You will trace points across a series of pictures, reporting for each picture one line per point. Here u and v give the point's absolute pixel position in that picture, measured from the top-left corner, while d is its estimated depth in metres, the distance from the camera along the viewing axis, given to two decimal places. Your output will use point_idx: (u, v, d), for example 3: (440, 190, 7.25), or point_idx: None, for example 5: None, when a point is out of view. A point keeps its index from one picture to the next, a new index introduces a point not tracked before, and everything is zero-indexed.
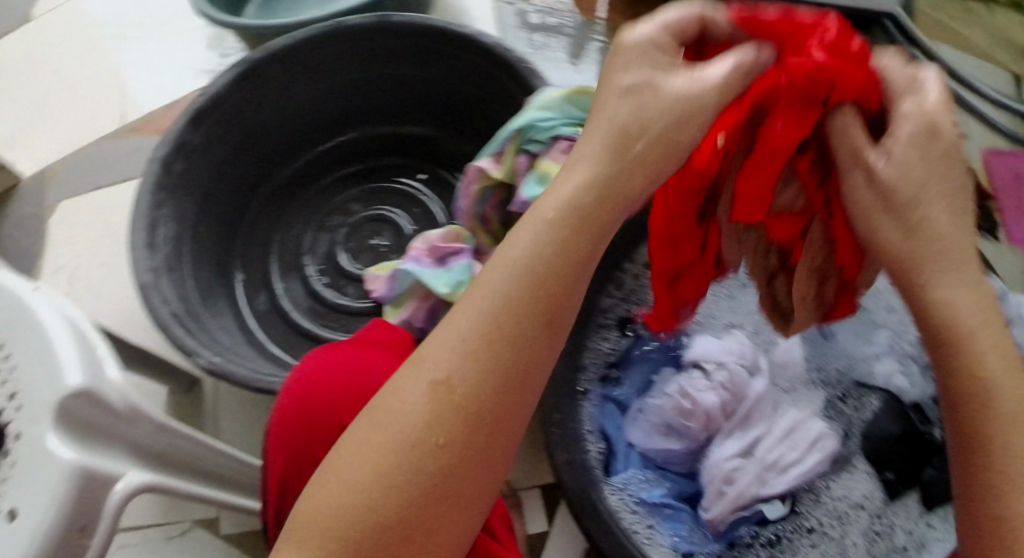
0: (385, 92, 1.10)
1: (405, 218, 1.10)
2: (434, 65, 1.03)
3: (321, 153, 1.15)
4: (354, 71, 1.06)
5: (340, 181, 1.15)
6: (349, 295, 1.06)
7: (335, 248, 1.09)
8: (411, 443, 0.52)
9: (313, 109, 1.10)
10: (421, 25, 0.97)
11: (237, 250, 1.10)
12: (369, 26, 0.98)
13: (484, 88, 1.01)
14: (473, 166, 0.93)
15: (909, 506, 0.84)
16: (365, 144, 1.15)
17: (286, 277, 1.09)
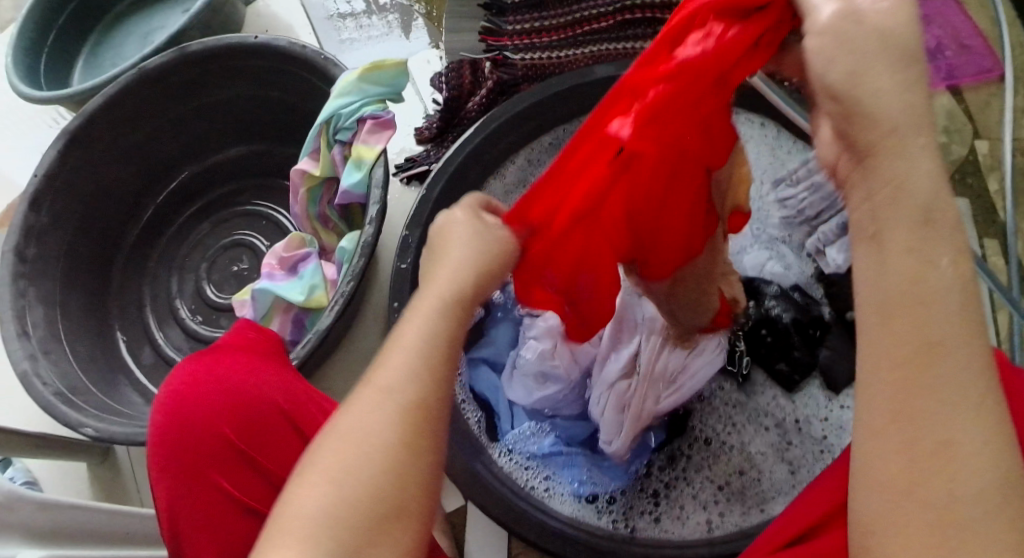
0: (216, 120, 1.07)
1: (261, 240, 1.10)
2: (251, 85, 1.01)
3: (172, 197, 1.12)
4: (180, 109, 1.03)
5: (195, 215, 1.13)
6: (224, 325, 1.04)
7: (201, 285, 1.07)
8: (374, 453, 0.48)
9: (151, 156, 1.06)
10: (248, 48, 0.94)
11: (112, 309, 1.05)
12: (197, 52, 0.94)
13: (303, 93, 0.99)
14: (293, 170, 0.91)
15: (814, 393, 0.81)
16: (209, 173, 1.13)
17: (162, 328, 1.06)
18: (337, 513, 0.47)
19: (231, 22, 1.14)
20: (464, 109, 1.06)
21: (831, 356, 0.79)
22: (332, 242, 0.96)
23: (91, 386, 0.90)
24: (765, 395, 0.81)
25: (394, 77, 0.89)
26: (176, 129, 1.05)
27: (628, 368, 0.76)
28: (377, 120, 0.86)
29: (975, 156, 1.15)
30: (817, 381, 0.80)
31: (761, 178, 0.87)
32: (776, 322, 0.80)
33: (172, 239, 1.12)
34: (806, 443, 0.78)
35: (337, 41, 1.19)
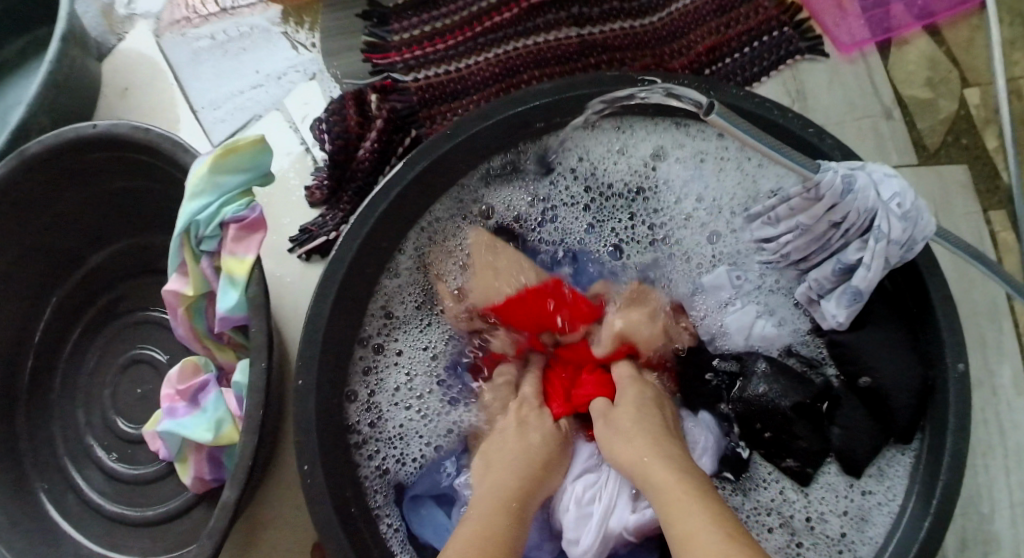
0: (90, 213, 0.88)
1: (161, 349, 0.88)
2: (108, 179, 0.84)
3: (58, 311, 0.90)
4: (33, 220, 0.84)
5: (90, 325, 0.91)
6: (144, 461, 0.86)
7: (109, 417, 0.87)
8: None
9: (23, 270, 0.87)
10: (97, 142, 0.77)
11: (21, 458, 0.86)
12: (36, 155, 0.77)
13: (169, 182, 0.82)
14: (162, 292, 0.73)
15: (831, 481, 0.71)
16: (96, 270, 0.91)
17: (79, 472, 0.87)
18: None
19: (83, 87, 0.87)
20: (356, 160, 0.83)
21: (843, 435, 0.69)
22: (230, 358, 0.78)
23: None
24: (771, 491, 0.72)
25: (255, 157, 0.71)
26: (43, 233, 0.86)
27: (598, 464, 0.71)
28: (241, 222, 0.70)
29: (966, 110, 0.96)
30: (835, 465, 0.71)
31: (731, 208, 0.75)
32: (773, 410, 0.69)
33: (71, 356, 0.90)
34: (823, 544, 0.70)
35: (187, 60, 0.91)
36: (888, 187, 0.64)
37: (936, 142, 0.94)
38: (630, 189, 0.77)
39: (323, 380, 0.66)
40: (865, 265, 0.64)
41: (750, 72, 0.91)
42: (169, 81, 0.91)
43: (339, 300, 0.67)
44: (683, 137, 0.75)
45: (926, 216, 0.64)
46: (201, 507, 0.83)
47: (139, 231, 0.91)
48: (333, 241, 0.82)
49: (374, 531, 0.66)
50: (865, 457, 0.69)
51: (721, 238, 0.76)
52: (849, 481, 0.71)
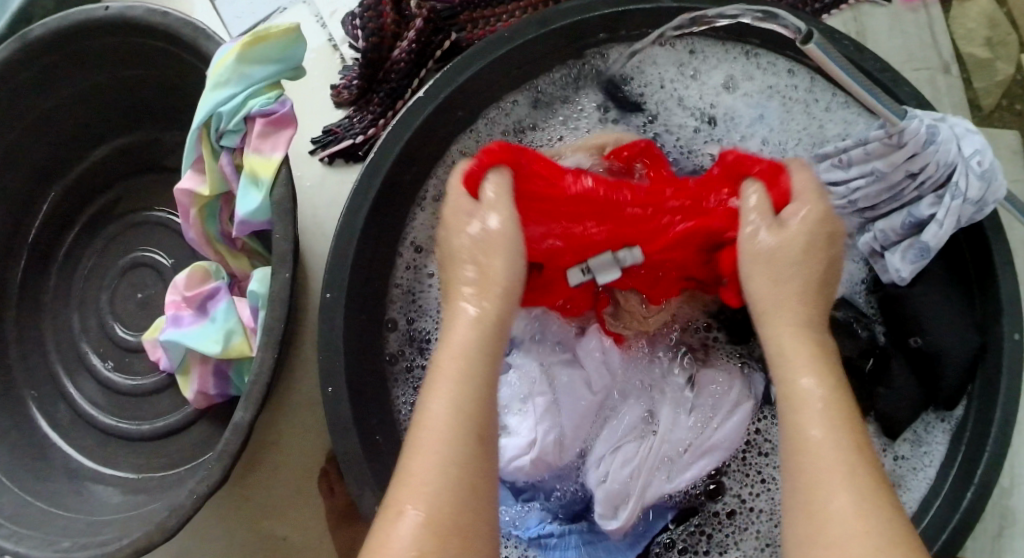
0: (96, 107, 0.82)
1: (162, 254, 0.83)
2: (112, 70, 0.78)
3: (59, 208, 0.86)
4: (29, 111, 0.78)
5: (93, 224, 0.86)
6: (140, 371, 0.82)
7: (106, 322, 0.82)
8: (455, 435, 0.47)
9: (23, 164, 0.82)
10: (105, 23, 0.71)
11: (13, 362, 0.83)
12: (40, 37, 0.71)
13: (179, 71, 0.75)
14: (175, 191, 0.67)
15: (867, 441, 0.68)
16: (99, 168, 0.86)
17: (73, 381, 0.83)
18: (433, 486, 0.46)
19: None
20: (390, 60, 0.77)
21: (887, 397, 0.67)
22: (243, 266, 0.73)
23: (3, 478, 0.75)
24: None
25: (287, 47, 0.65)
26: (45, 126, 0.81)
27: (640, 428, 0.68)
28: (267, 118, 0.63)
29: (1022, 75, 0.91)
30: (874, 427, 0.68)
31: (797, 149, 0.71)
32: None
33: (69, 258, 0.86)
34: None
35: None
36: (968, 144, 0.62)
37: (990, 105, 0.90)
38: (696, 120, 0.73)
39: (352, 295, 0.61)
40: (937, 221, 0.62)
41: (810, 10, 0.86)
42: None
43: (374, 211, 0.62)
44: (754, 71, 0.70)
45: (1000, 178, 0.62)
46: (202, 421, 0.79)
47: (149, 125, 0.84)
48: (359, 145, 0.77)
49: (395, 463, 0.62)
50: (908, 421, 0.66)
51: None
52: (886, 445, 0.68)
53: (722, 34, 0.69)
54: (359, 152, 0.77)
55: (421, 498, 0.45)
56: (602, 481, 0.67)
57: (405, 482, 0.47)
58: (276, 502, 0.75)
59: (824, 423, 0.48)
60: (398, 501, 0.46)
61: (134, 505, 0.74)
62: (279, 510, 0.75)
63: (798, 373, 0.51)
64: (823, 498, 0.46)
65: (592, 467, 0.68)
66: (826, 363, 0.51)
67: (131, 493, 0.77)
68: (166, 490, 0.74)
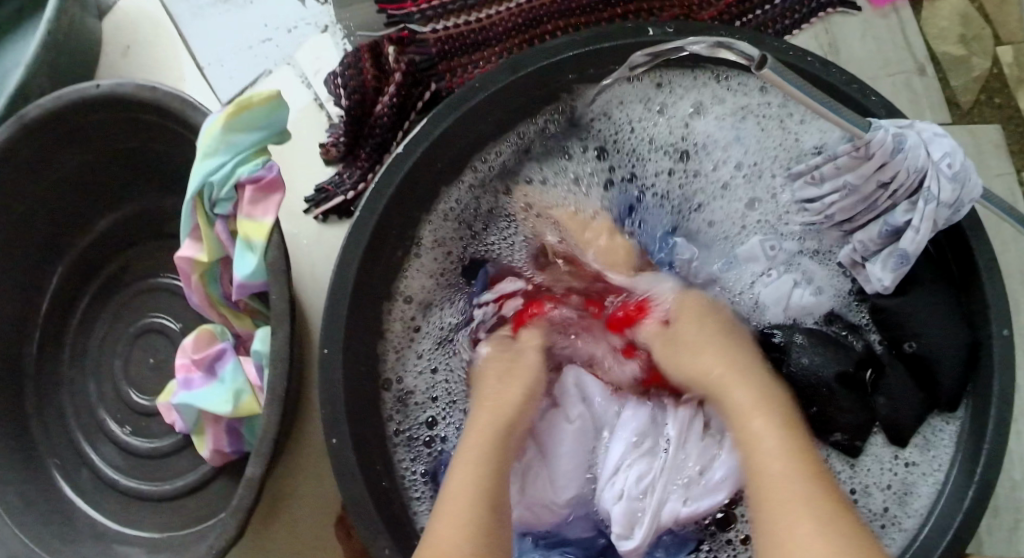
0: (97, 178, 0.85)
1: (170, 317, 0.86)
2: (108, 144, 0.81)
3: (69, 279, 0.89)
4: (32, 189, 0.81)
5: (103, 292, 0.89)
6: (158, 433, 0.84)
7: (121, 387, 0.85)
8: (480, 500, 0.54)
9: (30, 240, 0.85)
10: (96, 103, 0.73)
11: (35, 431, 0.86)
12: (37, 121, 0.74)
13: (171, 141, 0.78)
14: (176, 260, 0.70)
15: (878, 452, 0.69)
16: (104, 237, 0.89)
17: (94, 446, 0.85)
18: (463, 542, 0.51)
19: (86, 46, 0.84)
20: (373, 115, 0.79)
21: (889, 405, 0.67)
22: (247, 326, 0.76)
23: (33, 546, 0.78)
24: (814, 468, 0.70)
25: (268, 114, 0.67)
26: (49, 201, 0.84)
27: (648, 447, 0.68)
28: (257, 183, 0.65)
29: (999, 68, 0.92)
30: (882, 436, 0.69)
31: (772, 168, 0.73)
32: (818, 383, 0.67)
33: (82, 326, 0.89)
34: (864, 514, 0.68)
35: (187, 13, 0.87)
36: (937, 147, 0.63)
37: (969, 101, 0.91)
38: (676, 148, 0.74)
39: (351, 348, 0.63)
40: (913, 227, 0.62)
41: (783, 23, 0.87)
42: (172, 36, 0.87)
43: (365, 265, 0.64)
44: (723, 91, 0.72)
45: (973, 177, 0.63)
46: (220, 477, 0.82)
47: (149, 193, 0.87)
48: (350, 201, 0.79)
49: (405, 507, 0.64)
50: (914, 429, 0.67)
51: (765, 197, 0.73)
52: (896, 452, 0.69)
53: (688, 60, 0.71)
54: (351, 207, 0.79)
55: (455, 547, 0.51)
56: (617, 498, 0.66)
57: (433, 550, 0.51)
58: (296, 551, 0.77)
59: (787, 455, 0.53)
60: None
61: None
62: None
63: (779, 422, 0.56)
64: (800, 515, 0.49)
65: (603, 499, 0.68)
66: (786, 415, 0.57)
67: (156, 552, 0.79)
68: (188, 547, 0.76)
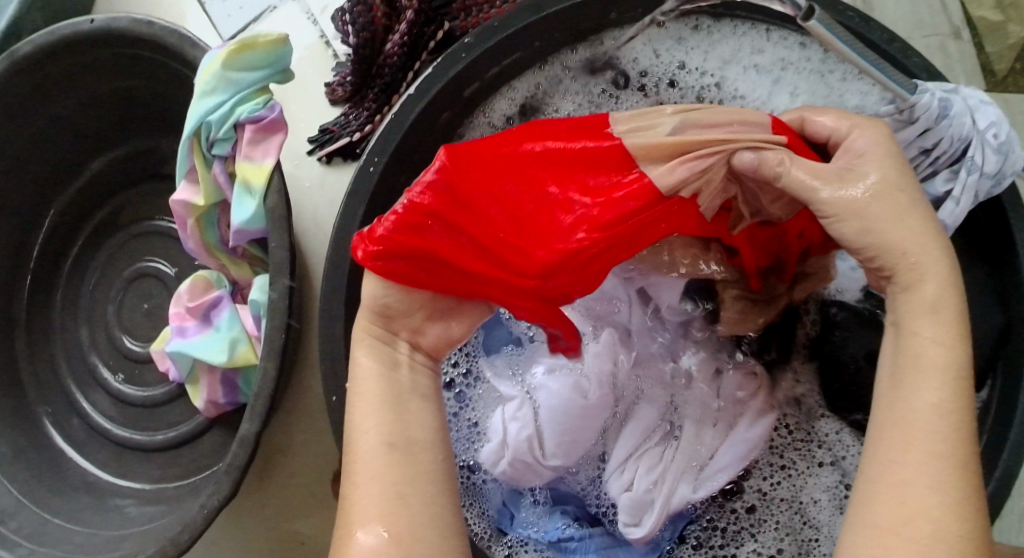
0: (89, 121, 0.81)
1: (165, 262, 0.82)
2: (102, 84, 0.77)
3: (61, 224, 0.85)
4: (23, 132, 0.78)
5: (96, 238, 0.85)
6: (150, 383, 0.81)
7: (114, 334, 0.82)
8: (403, 472, 0.49)
9: (16, 184, 0.81)
10: (90, 35, 0.69)
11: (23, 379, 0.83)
12: (28, 55, 0.70)
13: (170, 80, 0.74)
14: (171, 202, 0.66)
15: None
16: (97, 180, 0.85)
17: (83, 395, 0.83)
18: (394, 512, 0.48)
19: None
20: (382, 54, 0.76)
21: None
22: (246, 274, 0.73)
23: (20, 496, 0.75)
24: (836, 444, 0.61)
25: (273, 53, 0.63)
26: (42, 142, 0.80)
27: (662, 430, 0.61)
28: (257, 124, 0.61)
29: None
30: None
31: None
32: (842, 359, 0.60)
33: (73, 273, 0.85)
34: None
35: None
36: (985, 115, 0.57)
37: (1005, 69, 0.87)
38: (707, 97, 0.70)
39: (352, 301, 0.60)
40: (953, 199, 0.56)
41: None
42: None
43: (370, 214, 0.60)
44: (764, 42, 0.67)
45: (1018, 149, 0.58)
46: (215, 428, 0.79)
47: (145, 134, 0.84)
48: (356, 143, 0.76)
49: None
50: None
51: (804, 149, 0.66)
52: None
53: (736, 9, 0.65)
54: (357, 150, 0.76)
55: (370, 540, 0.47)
56: (623, 490, 0.59)
57: (351, 518, 0.49)
58: (294, 506, 0.75)
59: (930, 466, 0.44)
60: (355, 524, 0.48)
61: (151, 517, 0.74)
62: (296, 514, 0.75)
63: (928, 336, 0.46)
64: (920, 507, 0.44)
65: (608, 477, 0.61)
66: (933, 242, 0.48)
67: (148, 502, 0.77)
68: (181, 500, 0.74)
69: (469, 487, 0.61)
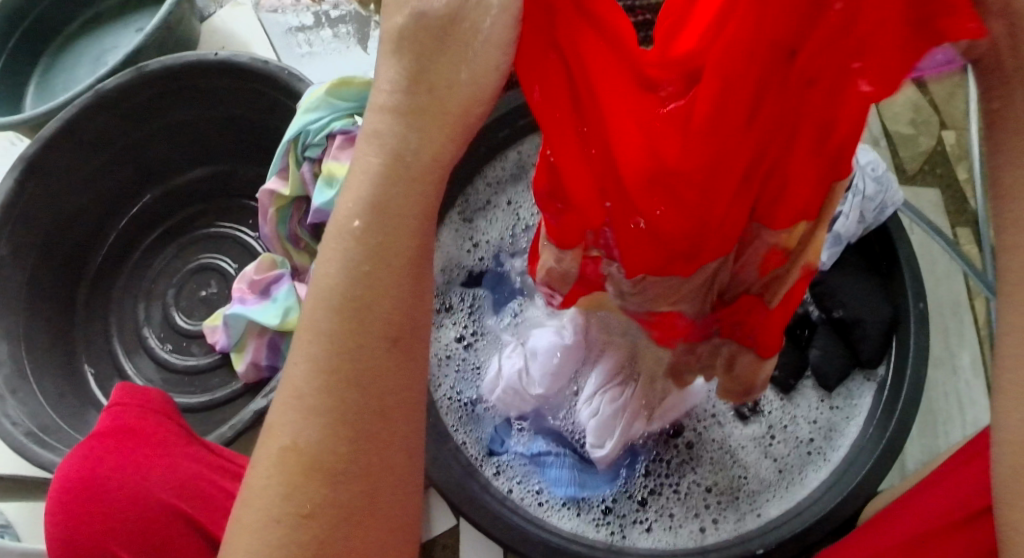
0: (176, 139, 1.04)
1: (228, 261, 1.05)
2: (194, 104, 0.99)
3: (136, 222, 1.08)
4: (125, 136, 0.99)
5: (162, 240, 1.08)
6: (195, 353, 0.99)
7: (168, 311, 1.02)
8: (351, 397, 0.45)
9: (105, 182, 1.02)
10: (209, 65, 0.92)
11: (81, 341, 1.01)
12: (158, 72, 0.92)
13: (264, 109, 0.97)
14: (261, 191, 0.88)
15: (808, 393, 0.85)
16: (173, 192, 1.09)
17: (131, 358, 1.01)
18: (319, 436, 0.45)
19: (187, 40, 1.06)
20: None
21: (820, 356, 0.84)
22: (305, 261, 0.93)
23: (64, 422, 0.89)
24: (760, 397, 0.85)
25: (363, 93, 0.87)
26: (136, 149, 1.02)
27: (622, 374, 0.77)
28: (347, 136, 0.84)
29: (943, 146, 1.11)
30: (811, 381, 0.85)
31: None
32: None
33: (139, 263, 1.07)
34: (792, 442, 0.83)
35: (278, 39, 1.11)
36: (863, 159, 0.82)
37: (915, 168, 1.10)
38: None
39: None
40: (844, 213, 0.80)
41: None
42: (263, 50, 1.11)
43: None
44: None
45: (894, 186, 0.81)
46: (246, 393, 0.95)
47: (224, 159, 1.08)
48: None
49: None
50: (836, 376, 0.82)
51: None
52: (824, 398, 0.84)
53: None
54: None
55: (292, 440, 0.45)
56: (592, 415, 0.78)
57: (284, 403, 0.46)
58: None
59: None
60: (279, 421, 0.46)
61: None
62: None
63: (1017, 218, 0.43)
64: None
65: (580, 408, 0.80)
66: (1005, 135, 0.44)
67: None
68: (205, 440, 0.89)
69: (472, 414, 0.82)
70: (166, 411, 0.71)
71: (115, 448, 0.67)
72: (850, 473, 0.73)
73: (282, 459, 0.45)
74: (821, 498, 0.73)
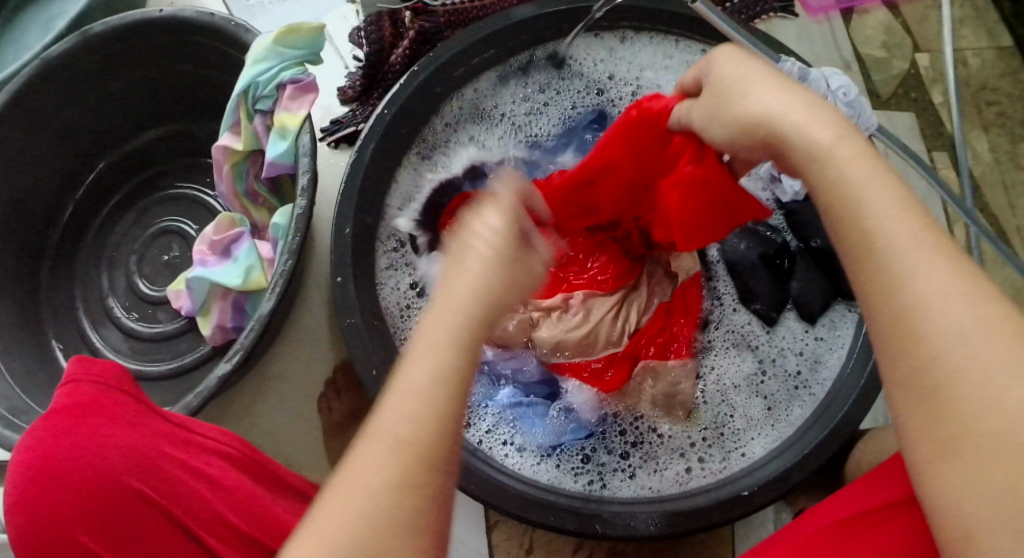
0: (129, 103, 1.00)
1: (190, 223, 1.03)
2: (144, 66, 0.95)
3: (93, 191, 1.04)
4: (75, 104, 0.95)
5: (122, 207, 1.05)
6: (163, 320, 0.97)
7: (132, 279, 1.00)
8: (440, 412, 0.48)
9: (59, 153, 0.98)
10: (152, 22, 0.88)
11: (46, 317, 0.98)
12: (101, 34, 0.88)
13: (215, 65, 0.93)
14: (215, 148, 0.85)
15: (791, 326, 0.84)
16: (129, 157, 1.05)
17: (98, 330, 0.99)
18: (407, 449, 0.47)
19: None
20: (387, 62, 0.95)
21: (801, 288, 0.83)
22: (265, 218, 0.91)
23: (33, 401, 0.87)
24: (746, 333, 0.84)
25: (311, 39, 0.84)
26: (88, 117, 0.98)
27: None
28: (297, 84, 0.81)
29: (916, 69, 1.09)
30: (794, 313, 0.84)
31: None
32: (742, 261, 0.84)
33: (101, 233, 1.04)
34: (781, 377, 0.82)
35: None
36: (835, 82, 0.78)
37: (888, 93, 1.08)
38: (631, 94, 0.92)
39: (359, 219, 0.77)
40: None
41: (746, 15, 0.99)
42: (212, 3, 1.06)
43: (377, 157, 0.79)
44: (673, 49, 0.88)
45: (867, 109, 0.78)
46: (215, 357, 0.94)
47: (181, 119, 1.04)
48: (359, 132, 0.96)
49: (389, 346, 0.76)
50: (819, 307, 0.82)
51: None
52: (808, 329, 0.83)
53: (650, 21, 0.86)
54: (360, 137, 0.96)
55: (381, 460, 0.47)
56: None
57: (376, 431, 0.48)
58: None
59: (979, 344, 0.47)
60: (367, 450, 0.48)
61: None
62: None
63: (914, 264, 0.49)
64: (999, 391, 0.46)
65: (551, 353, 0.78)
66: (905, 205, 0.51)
67: None
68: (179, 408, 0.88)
69: None
70: (125, 386, 0.68)
71: (69, 425, 0.65)
72: (836, 405, 0.74)
73: (372, 479, 0.47)
74: (806, 435, 0.73)
